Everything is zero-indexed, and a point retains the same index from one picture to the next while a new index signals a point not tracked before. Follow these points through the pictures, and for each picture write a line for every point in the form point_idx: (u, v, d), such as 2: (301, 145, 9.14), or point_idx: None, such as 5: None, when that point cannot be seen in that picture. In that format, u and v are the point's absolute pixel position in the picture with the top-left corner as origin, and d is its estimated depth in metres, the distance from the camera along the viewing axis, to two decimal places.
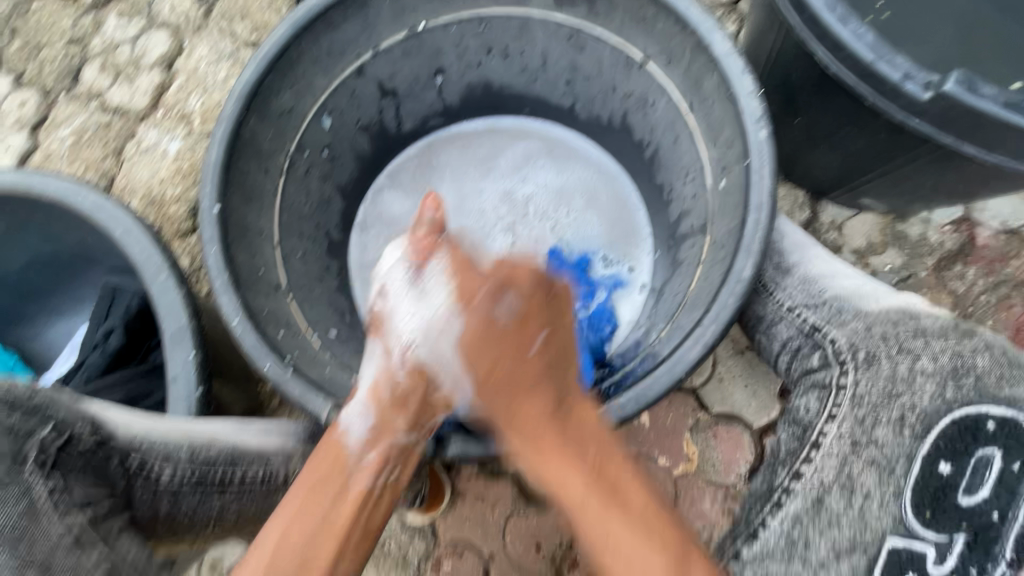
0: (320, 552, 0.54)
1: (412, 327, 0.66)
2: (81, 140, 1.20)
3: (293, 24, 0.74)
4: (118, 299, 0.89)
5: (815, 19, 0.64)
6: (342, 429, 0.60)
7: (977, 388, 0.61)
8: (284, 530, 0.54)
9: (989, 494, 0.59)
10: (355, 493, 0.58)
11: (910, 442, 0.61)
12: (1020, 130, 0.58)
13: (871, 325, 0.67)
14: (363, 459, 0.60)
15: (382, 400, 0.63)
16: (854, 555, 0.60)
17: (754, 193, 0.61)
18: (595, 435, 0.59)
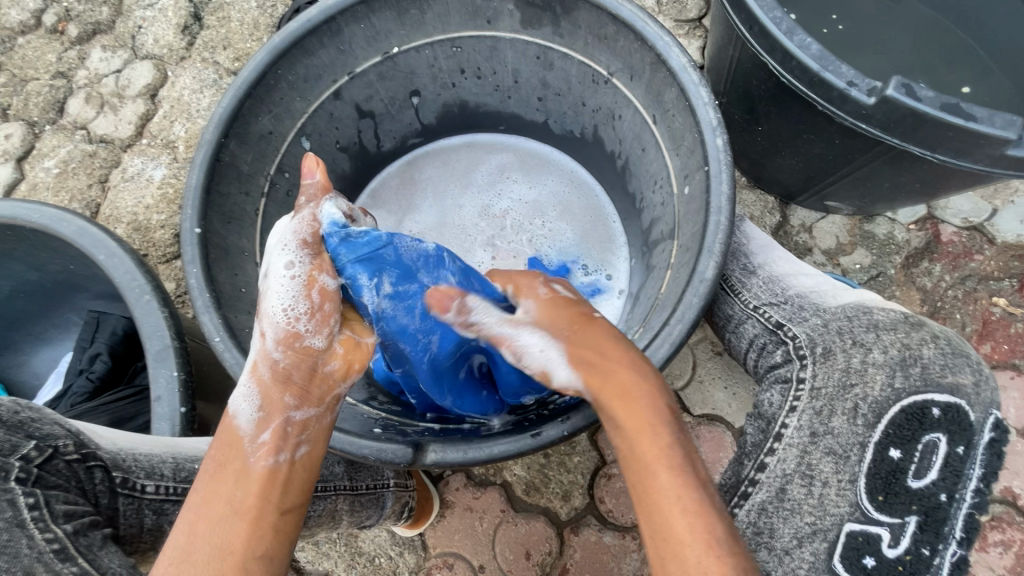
0: (230, 535, 0.50)
1: (283, 296, 0.58)
2: (66, 171, 1.22)
3: (269, 51, 0.77)
4: (102, 325, 0.90)
5: (764, 32, 0.68)
6: (232, 414, 0.57)
7: (924, 376, 0.60)
8: (190, 523, 0.51)
9: (937, 477, 0.57)
10: (257, 471, 0.54)
11: (863, 429, 0.61)
12: (957, 130, 0.61)
13: (827, 322, 0.70)
14: (257, 441, 0.55)
15: (265, 378, 0.58)
16: (813, 541, 0.59)
17: (714, 197, 0.63)
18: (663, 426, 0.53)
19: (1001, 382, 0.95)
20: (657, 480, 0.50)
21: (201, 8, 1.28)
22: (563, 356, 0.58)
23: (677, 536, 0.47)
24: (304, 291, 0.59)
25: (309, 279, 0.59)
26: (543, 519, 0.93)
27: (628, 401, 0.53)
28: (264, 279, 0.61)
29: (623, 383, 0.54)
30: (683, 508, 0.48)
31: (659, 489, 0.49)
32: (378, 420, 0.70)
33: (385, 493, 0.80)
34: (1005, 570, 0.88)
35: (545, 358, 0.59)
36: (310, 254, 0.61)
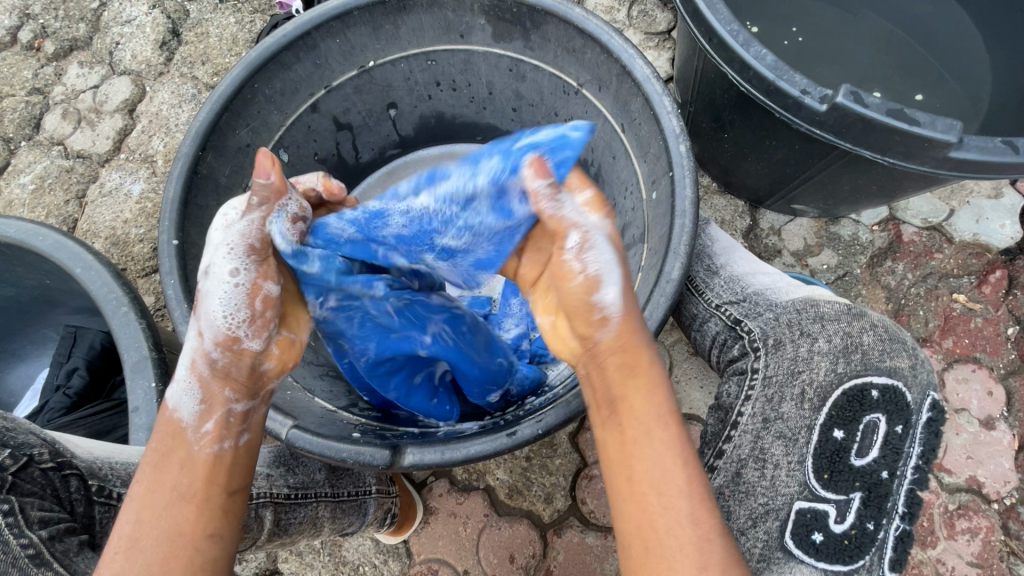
0: (177, 520, 0.49)
1: (225, 302, 0.55)
2: (42, 187, 1.22)
3: (246, 66, 0.78)
4: (79, 338, 0.90)
5: (722, 44, 0.71)
6: (171, 408, 0.55)
7: (864, 360, 0.66)
8: (136, 511, 0.50)
9: (878, 455, 0.64)
10: (203, 459, 0.53)
11: (810, 413, 0.65)
12: (902, 134, 0.65)
13: (779, 316, 0.72)
14: (200, 430, 0.54)
15: (204, 375, 0.56)
16: (766, 520, 0.63)
17: (678, 201, 0.66)
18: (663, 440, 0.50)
19: (964, 375, 0.99)
20: (664, 457, 0.49)
21: (179, 23, 1.29)
22: (621, 282, 0.54)
23: (679, 512, 0.48)
24: (247, 298, 0.55)
25: (253, 289, 0.56)
26: (526, 522, 0.94)
27: (639, 372, 0.52)
28: (203, 280, 0.56)
29: (635, 346, 0.53)
30: (683, 526, 0.48)
31: (668, 463, 0.49)
32: (358, 426, 0.71)
33: (367, 500, 0.80)
34: (973, 557, 0.91)
35: (603, 268, 0.53)
36: (255, 260, 0.56)
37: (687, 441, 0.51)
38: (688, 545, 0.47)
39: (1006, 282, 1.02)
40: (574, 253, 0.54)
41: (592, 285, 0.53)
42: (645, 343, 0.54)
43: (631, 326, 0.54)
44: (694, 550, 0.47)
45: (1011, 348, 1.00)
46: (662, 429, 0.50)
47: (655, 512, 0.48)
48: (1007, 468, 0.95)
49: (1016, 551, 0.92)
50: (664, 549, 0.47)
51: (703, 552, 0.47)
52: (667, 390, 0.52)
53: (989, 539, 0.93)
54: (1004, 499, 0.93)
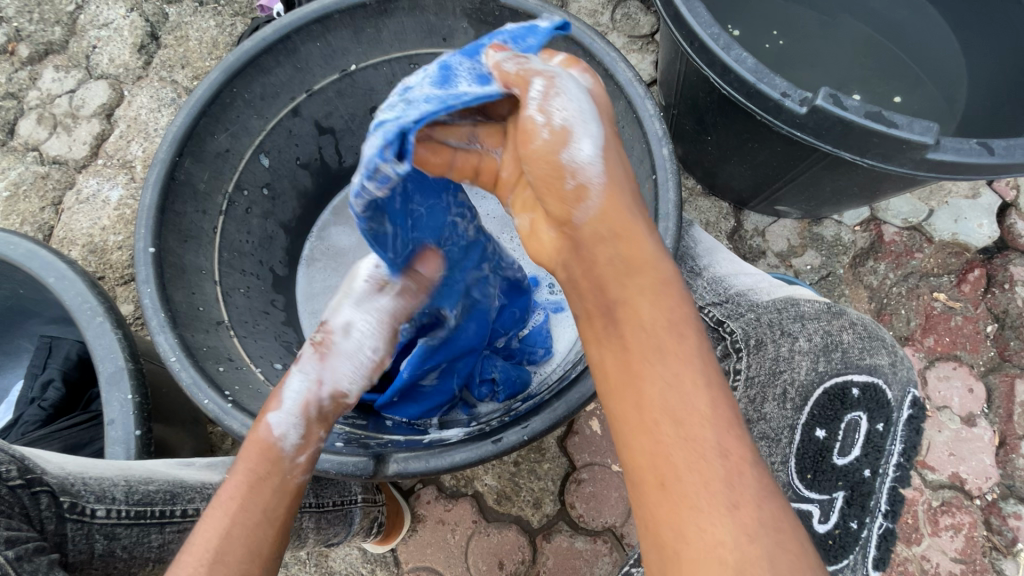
0: (264, 542, 0.48)
1: (355, 368, 0.63)
2: (17, 194, 1.19)
3: (225, 70, 0.77)
4: (54, 349, 0.88)
5: (704, 47, 0.71)
6: (274, 435, 0.54)
7: (844, 359, 0.67)
8: (226, 526, 0.48)
9: (860, 452, 0.67)
10: (294, 488, 0.53)
11: (791, 413, 0.67)
12: (881, 136, 0.65)
13: (760, 316, 0.71)
14: (294, 461, 0.54)
15: (310, 415, 0.58)
16: None
17: (662, 205, 0.66)
18: (675, 351, 0.46)
19: (945, 373, 1.00)
20: (681, 374, 0.45)
21: (158, 27, 1.27)
22: (598, 136, 0.50)
23: (704, 440, 0.43)
24: (371, 370, 0.64)
25: (379, 363, 0.65)
26: (515, 528, 0.94)
27: (642, 273, 0.48)
28: (341, 336, 0.63)
29: (627, 232, 0.50)
30: (705, 451, 0.43)
31: (683, 381, 0.45)
32: (343, 435, 0.70)
33: (353, 509, 0.79)
34: (957, 553, 0.93)
35: (571, 116, 0.49)
36: (385, 336, 0.66)
37: (706, 359, 0.46)
38: (712, 480, 0.42)
39: (984, 280, 1.04)
40: (539, 101, 0.49)
41: (562, 137, 0.48)
42: (642, 229, 0.50)
43: (617, 197, 0.50)
44: (717, 485, 0.42)
45: (990, 346, 1.01)
46: (678, 343, 0.46)
47: (674, 442, 0.43)
48: (989, 464, 0.96)
49: (998, 545, 0.93)
50: (683, 481, 0.42)
51: (732, 487, 0.42)
52: (675, 293, 0.48)
53: (972, 535, 0.94)
54: (986, 494, 0.95)
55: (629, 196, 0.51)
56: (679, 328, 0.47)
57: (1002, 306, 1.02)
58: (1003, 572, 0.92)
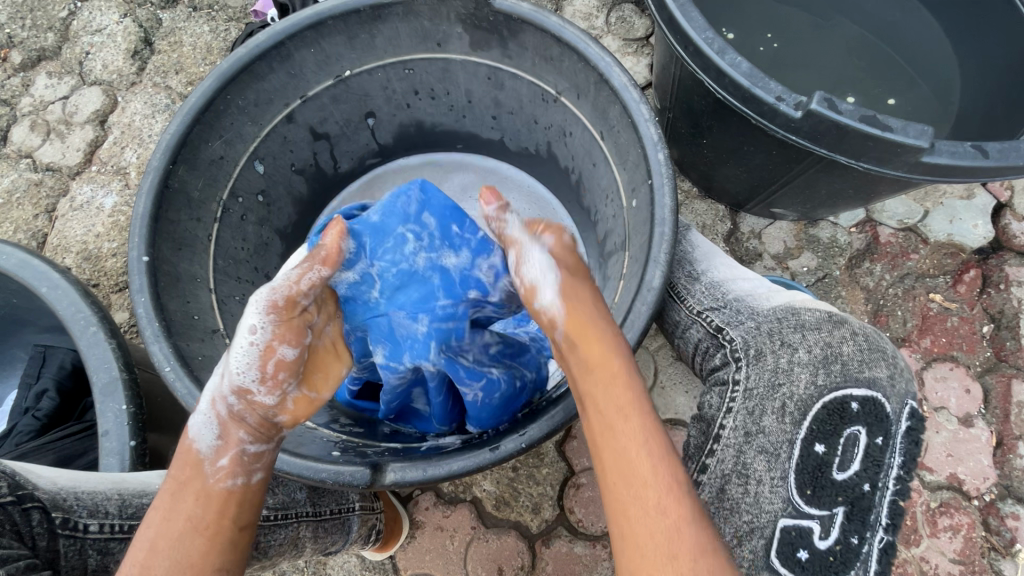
0: (191, 552, 0.51)
1: (242, 357, 0.59)
2: (10, 201, 1.18)
3: (217, 77, 0.76)
4: (48, 358, 0.87)
5: (698, 51, 0.71)
6: (190, 438, 0.57)
7: (844, 371, 0.66)
8: (152, 538, 0.51)
9: (859, 468, 0.63)
10: (218, 493, 0.55)
11: (790, 427, 0.65)
12: (876, 139, 0.65)
13: (760, 325, 0.72)
14: (215, 465, 0.56)
15: (222, 415, 0.59)
16: (752, 538, 0.62)
17: (658, 209, 0.65)
18: (628, 428, 0.54)
19: (942, 374, 1.00)
20: (629, 443, 0.53)
21: (152, 32, 1.26)
22: (558, 280, 0.63)
23: (655, 501, 0.51)
24: (260, 359, 0.59)
25: (266, 350, 0.59)
26: (514, 534, 0.93)
27: (600, 366, 0.57)
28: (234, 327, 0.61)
29: (587, 334, 0.59)
30: (652, 514, 0.50)
31: (633, 452, 0.53)
32: (339, 443, 0.70)
33: (350, 517, 0.79)
34: (956, 554, 0.93)
35: (536, 277, 0.64)
36: (275, 321, 0.60)
37: (653, 432, 0.54)
38: (658, 534, 0.50)
39: (980, 281, 1.04)
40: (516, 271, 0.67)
41: (529, 293, 0.65)
42: (595, 329, 0.59)
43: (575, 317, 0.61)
44: (663, 537, 0.49)
45: (987, 346, 1.02)
46: (630, 420, 0.54)
47: (627, 502, 0.51)
48: (986, 464, 0.96)
49: (996, 546, 0.93)
50: (636, 536, 0.50)
51: (673, 540, 0.49)
52: (630, 378, 0.56)
53: (970, 536, 0.94)
54: (984, 494, 0.95)
55: (589, 310, 0.61)
56: (634, 407, 0.55)
57: (997, 307, 1.03)
58: (1001, 573, 0.92)
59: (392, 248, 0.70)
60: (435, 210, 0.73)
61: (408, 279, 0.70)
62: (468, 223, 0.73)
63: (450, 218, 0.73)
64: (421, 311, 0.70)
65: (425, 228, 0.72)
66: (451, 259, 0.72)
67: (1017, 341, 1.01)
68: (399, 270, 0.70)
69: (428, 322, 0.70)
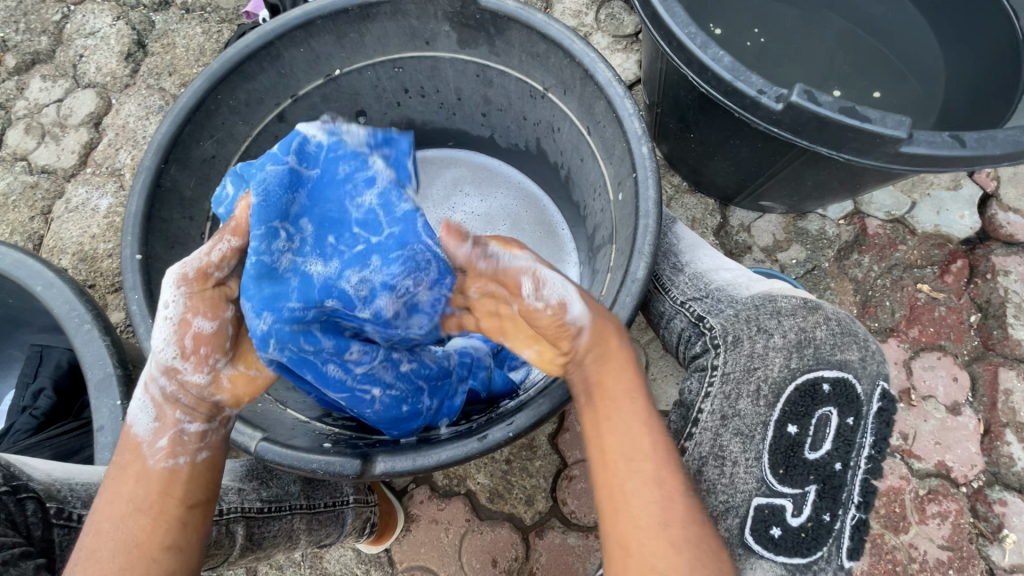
0: (136, 532, 0.51)
1: (161, 334, 0.57)
2: (6, 204, 1.19)
3: (207, 77, 0.77)
4: (45, 358, 0.88)
5: (681, 46, 0.72)
6: (127, 426, 0.57)
7: (816, 355, 0.67)
8: (95, 524, 0.52)
9: (831, 447, 0.65)
10: (155, 474, 0.54)
11: (764, 410, 0.65)
12: (855, 130, 0.67)
13: (739, 312, 0.73)
14: (155, 446, 0.56)
15: (156, 397, 0.57)
16: (727, 518, 0.62)
17: (642, 202, 0.67)
18: (631, 409, 0.55)
19: (930, 363, 1.01)
20: (633, 424, 0.54)
21: (145, 35, 1.27)
22: (579, 293, 0.58)
23: (654, 477, 0.52)
24: (177, 334, 0.57)
25: (185, 324, 0.57)
26: (508, 526, 0.94)
27: (612, 358, 0.57)
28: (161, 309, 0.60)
29: (604, 331, 0.57)
30: (648, 491, 0.51)
31: (636, 432, 0.53)
32: (330, 436, 0.71)
33: (344, 510, 0.80)
34: (944, 540, 0.94)
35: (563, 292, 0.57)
36: (188, 294, 0.58)
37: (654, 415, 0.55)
38: (652, 507, 0.51)
39: (967, 270, 1.05)
40: (533, 296, 0.58)
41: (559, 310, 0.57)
42: (613, 327, 0.58)
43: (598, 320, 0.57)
44: (657, 510, 0.51)
45: (974, 335, 1.03)
46: (635, 403, 0.55)
47: (624, 478, 0.52)
48: (974, 452, 0.97)
49: (984, 532, 0.94)
50: (630, 509, 0.51)
51: (666, 512, 0.51)
52: (636, 369, 0.57)
53: (959, 523, 0.95)
54: (972, 482, 0.96)
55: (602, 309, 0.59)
56: (637, 392, 0.56)
57: (984, 296, 1.04)
58: (990, 559, 0.93)
59: (256, 240, 0.58)
60: (316, 216, 0.65)
61: (270, 270, 0.59)
62: (349, 235, 0.66)
63: (328, 229, 0.65)
64: (269, 309, 0.58)
65: (299, 233, 0.63)
66: (317, 267, 0.63)
67: (1004, 330, 1.02)
68: (269, 258, 0.59)
69: (275, 323, 0.59)
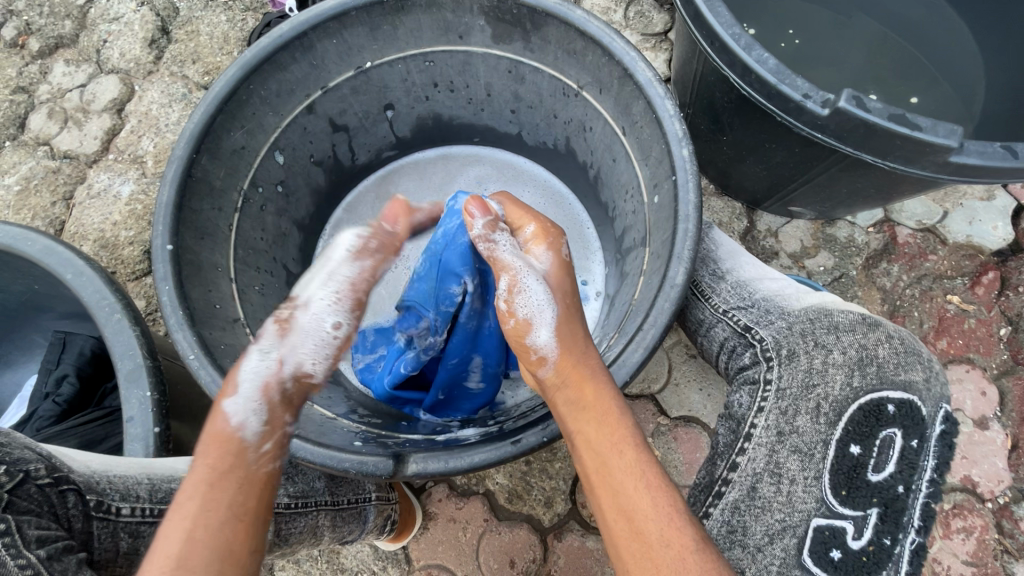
0: (233, 539, 0.50)
1: (317, 342, 0.67)
2: (28, 188, 1.19)
3: (241, 66, 0.76)
4: (69, 344, 0.88)
5: (724, 47, 0.71)
6: (234, 424, 0.56)
7: (879, 374, 0.65)
8: (188, 530, 0.49)
9: (894, 469, 0.63)
10: (261, 477, 0.54)
11: (825, 428, 0.65)
12: (904, 138, 0.65)
13: (792, 325, 0.72)
14: (258, 450, 0.56)
15: (273, 400, 0.61)
16: (783, 537, 0.62)
17: (682, 206, 0.65)
18: (626, 459, 0.54)
19: (958, 376, 1.00)
20: (625, 478, 0.54)
21: (168, 22, 1.26)
22: (552, 321, 0.63)
23: (654, 534, 0.51)
24: (334, 350, 0.67)
25: (342, 341, 0.69)
26: (527, 527, 0.94)
27: (590, 401, 0.57)
28: (304, 312, 0.68)
29: (582, 378, 0.59)
30: (660, 545, 0.51)
31: (631, 485, 0.53)
32: (360, 434, 0.70)
33: (367, 507, 0.79)
34: (968, 556, 0.93)
35: (532, 311, 0.64)
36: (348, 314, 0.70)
37: (648, 464, 0.55)
38: (663, 567, 0.49)
39: (998, 283, 1.03)
40: (507, 296, 0.66)
41: (524, 326, 0.64)
42: (590, 371, 0.60)
43: (571, 352, 0.61)
44: (670, 571, 0.49)
45: (1003, 349, 1.01)
46: (625, 453, 0.55)
47: (629, 538, 0.52)
48: (1001, 467, 0.96)
49: (1010, 549, 0.93)
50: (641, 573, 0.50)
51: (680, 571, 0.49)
52: (623, 415, 0.57)
53: (983, 538, 0.94)
54: (998, 497, 0.95)
55: (577, 348, 0.62)
56: (628, 439, 0.56)
57: (1016, 309, 1.02)
58: None
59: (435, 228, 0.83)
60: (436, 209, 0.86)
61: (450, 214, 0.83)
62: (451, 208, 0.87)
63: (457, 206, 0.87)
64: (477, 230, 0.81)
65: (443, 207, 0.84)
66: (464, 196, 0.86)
67: None
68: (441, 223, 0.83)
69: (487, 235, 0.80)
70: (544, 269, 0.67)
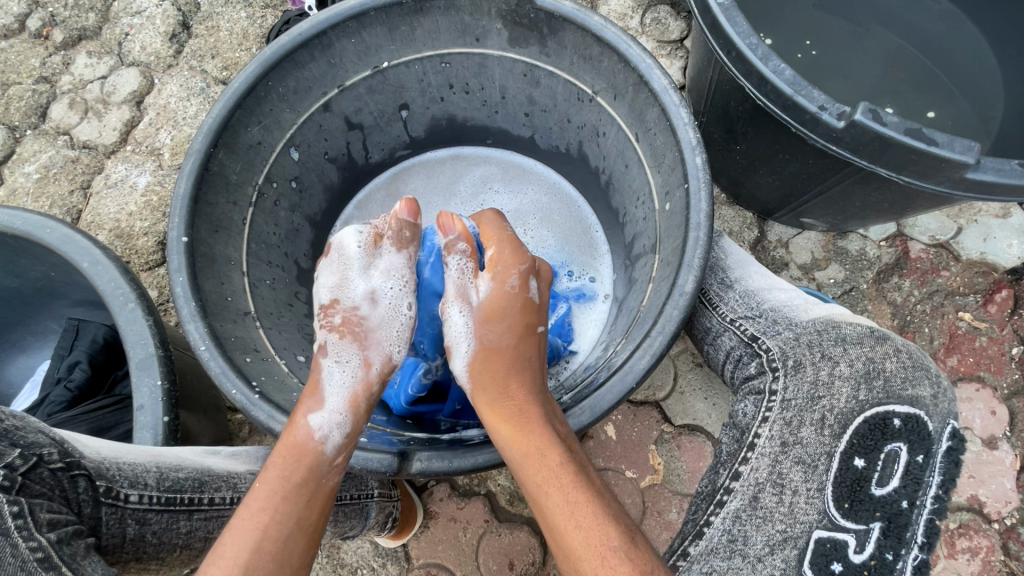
0: (294, 554, 0.54)
1: (392, 338, 0.69)
2: (47, 176, 1.21)
3: (260, 63, 0.78)
4: (82, 331, 0.89)
5: (740, 57, 0.71)
6: (315, 433, 0.59)
7: (886, 389, 0.66)
8: (257, 542, 0.53)
9: (898, 484, 0.64)
10: (327, 491, 0.58)
11: (830, 440, 0.65)
12: (920, 153, 0.65)
13: (799, 335, 0.72)
14: (332, 463, 0.59)
15: (359, 408, 0.63)
16: (784, 548, 0.62)
17: (693, 214, 0.65)
18: (557, 499, 0.54)
19: (968, 394, 0.99)
20: (558, 516, 0.53)
21: (189, 17, 1.28)
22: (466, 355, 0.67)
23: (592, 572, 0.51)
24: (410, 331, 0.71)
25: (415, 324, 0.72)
26: (527, 529, 0.94)
27: (517, 441, 0.57)
28: (372, 309, 0.69)
29: (509, 417, 0.59)
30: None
31: (565, 522, 0.53)
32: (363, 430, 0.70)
33: (369, 504, 0.80)
34: None
35: (455, 339, 0.68)
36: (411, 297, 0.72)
37: (584, 500, 0.53)
38: None
39: (1011, 302, 1.02)
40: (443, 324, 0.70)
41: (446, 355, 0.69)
42: (519, 409, 0.60)
43: (488, 388, 0.63)
44: None
45: (1015, 368, 0.99)
46: (552, 493, 0.54)
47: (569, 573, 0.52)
48: (1009, 488, 0.95)
49: (1015, 571, 0.91)
50: None
51: None
52: (555, 449, 0.56)
53: (988, 559, 0.93)
54: (1005, 518, 0.93)
55: (495, 387, 0.63)
56: (561, 473, 0.55)
57: None
58: None
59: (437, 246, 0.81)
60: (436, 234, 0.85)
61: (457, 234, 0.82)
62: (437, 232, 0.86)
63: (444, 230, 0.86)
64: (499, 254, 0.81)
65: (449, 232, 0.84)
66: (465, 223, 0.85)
67: None
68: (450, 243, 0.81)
69: None
70: (479, 298, 0.69)
